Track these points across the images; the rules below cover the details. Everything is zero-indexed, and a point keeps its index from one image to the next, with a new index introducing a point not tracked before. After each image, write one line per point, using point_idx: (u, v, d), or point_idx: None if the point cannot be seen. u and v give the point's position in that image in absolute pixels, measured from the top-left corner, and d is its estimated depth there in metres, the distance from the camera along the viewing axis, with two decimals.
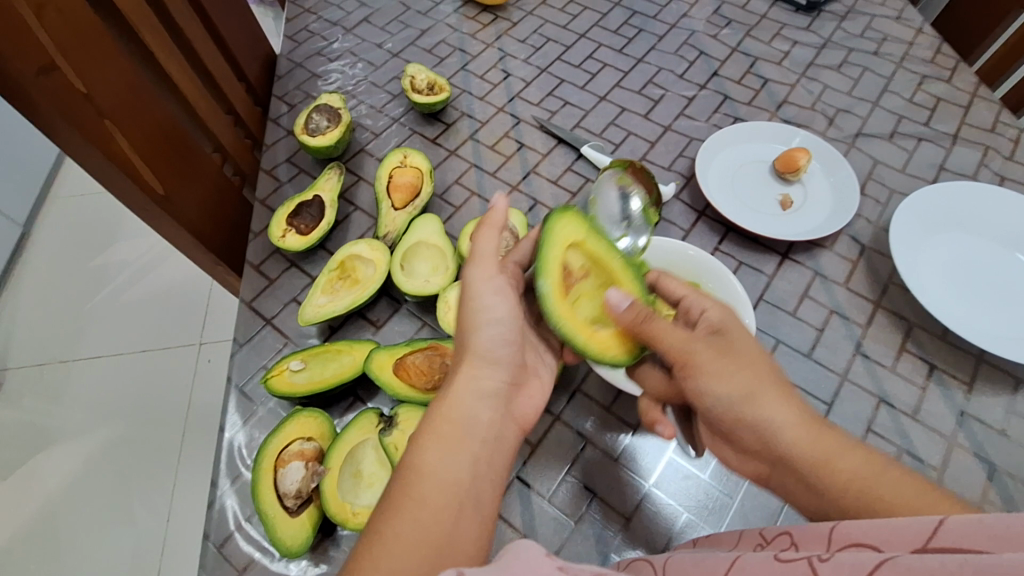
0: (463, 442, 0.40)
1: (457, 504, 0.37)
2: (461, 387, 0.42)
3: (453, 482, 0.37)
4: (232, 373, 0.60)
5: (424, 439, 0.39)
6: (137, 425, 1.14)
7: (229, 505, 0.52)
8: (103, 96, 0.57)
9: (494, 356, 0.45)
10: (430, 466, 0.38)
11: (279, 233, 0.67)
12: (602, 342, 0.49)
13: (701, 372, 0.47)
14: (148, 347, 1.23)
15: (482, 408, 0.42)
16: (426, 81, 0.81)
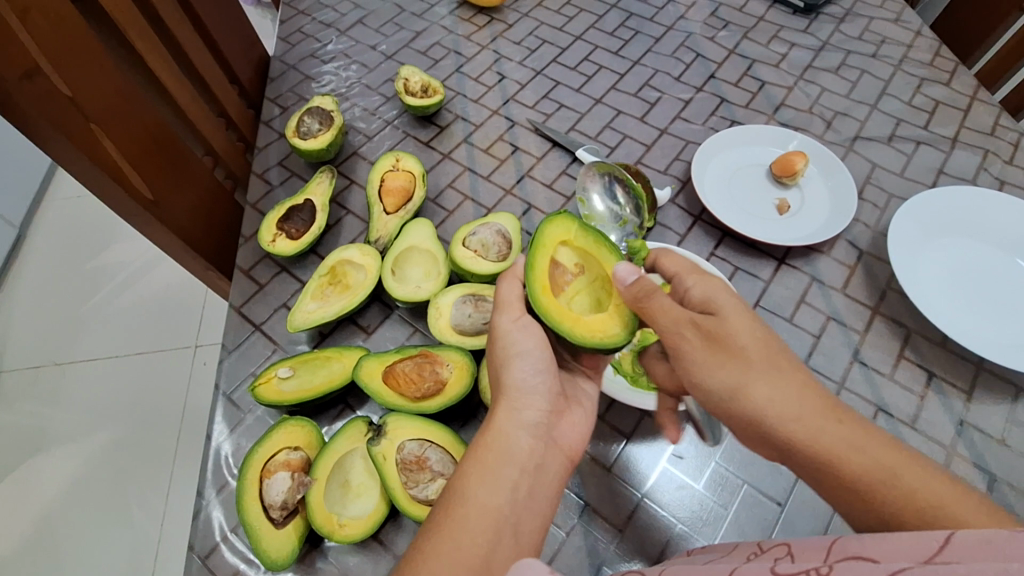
0: (503, 468, 0.40)
1: (495, 531, 0.38)
2: (500, 416, 0.43)
3: (490, 510, 0.38)
4: (220, 381, 0.59)
5: (464, 466, 0.41)
6: (132, 429, 1.13)
7: (215, 515, 0.51)
8: (90, 101, 0.56)
9: (528, 389, 0.44)
10: (468, 493, 0.39)
11: (269, 237, 0.66)
12: (593, 328, 0.46)
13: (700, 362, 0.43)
14: (142, 348, 1.22)
15: (523, 435, 0.43)
16: (420, 83, 0.80)
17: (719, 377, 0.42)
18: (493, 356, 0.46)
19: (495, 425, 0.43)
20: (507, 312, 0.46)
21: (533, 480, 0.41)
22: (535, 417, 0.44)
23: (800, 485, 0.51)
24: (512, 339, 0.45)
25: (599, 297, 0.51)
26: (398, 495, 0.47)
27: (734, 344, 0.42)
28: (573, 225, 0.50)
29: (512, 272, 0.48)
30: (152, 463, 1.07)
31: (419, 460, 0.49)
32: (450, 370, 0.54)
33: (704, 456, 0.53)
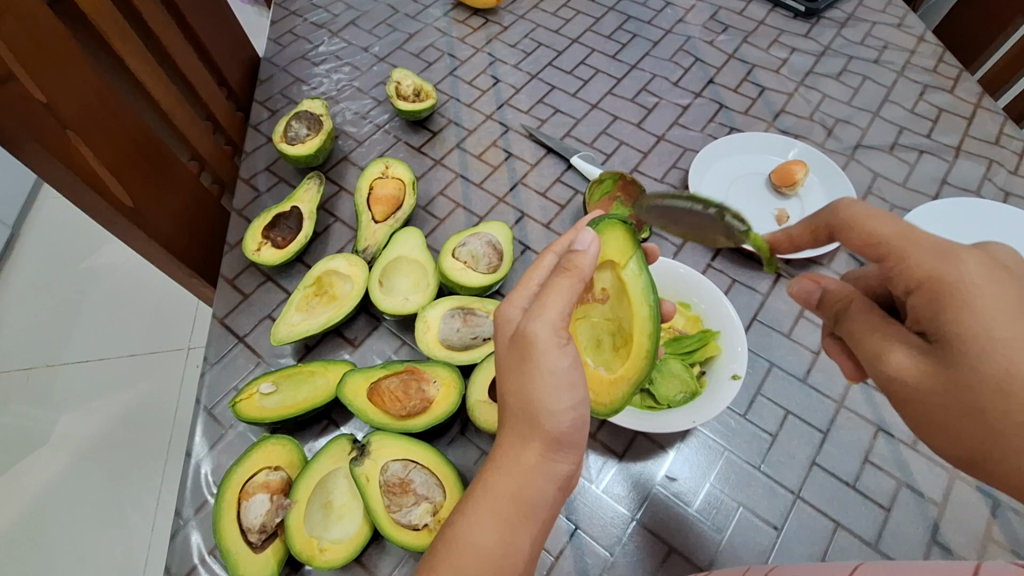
0: (525, 523, 0.37)
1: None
2: (528, 464, 0.37)
3: (506, 565, 0.36)
4: (201, 395, 0.57)
5: (475, 511, 0.37)
6: (121, 428, 1.06)
7: (193, 538, 0.49)
8: (67, 108, 0.54)
9: (566, 436, 0.38)
10: (482, 546, 0.35)
11: (253, 246, 0.64)
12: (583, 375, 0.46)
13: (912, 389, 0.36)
14: (140, 351, 1.15)
15: (551, 482, 0.38)
16: (412, 87, 0.78)
17: (942, 411, 0.35)
18: (525, 386, 0.38)
19: (523, 471, 0.37)
20: (551, 338, 0.38)
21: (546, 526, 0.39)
22: (569, 464, 0.39)
23: (797, 508, 0.50)
24: (559, 374, 0.38)
25: (602, 335, 0.51)
26: (380, 519, 0.46)
27: (956, 372, 0.34)
28: (627, 251, 0.45)
29: (580, 270, 0.39)
30: (142, 466, 1.01)
31: (402, 482, 0.47)
32: (436, 388, 0.52)
33: (699, 477, 0.52)
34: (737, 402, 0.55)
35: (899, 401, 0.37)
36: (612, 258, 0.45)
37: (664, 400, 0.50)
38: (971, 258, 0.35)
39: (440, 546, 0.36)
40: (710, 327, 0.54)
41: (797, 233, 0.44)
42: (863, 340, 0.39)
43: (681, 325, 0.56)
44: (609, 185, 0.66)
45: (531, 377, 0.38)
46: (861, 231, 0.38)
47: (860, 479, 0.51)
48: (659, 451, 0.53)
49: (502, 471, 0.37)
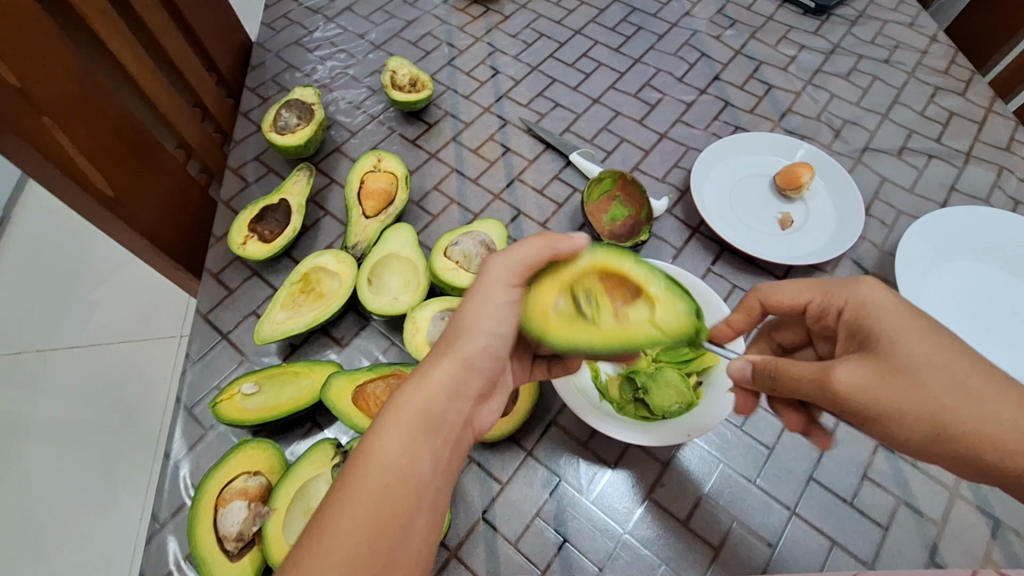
0: (431, 439, 0.34)
1: (410, 502, 0.32)
2: (440, 376, 0.36)
3: (413, 475, 0.32)
4: (181, 394, 0.55)
5: (387, 423, 0.34)
6: (110, 413, 1.03)
7: (170, 542, 0.48)
8: (44, 93, 0.52)
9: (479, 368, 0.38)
10: (389, 458, 0.33)
11: (239, 239, 0.62)
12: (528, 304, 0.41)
13: (889, 399, 0.35)
14: (130, 338, 1.12)
15: (455, 403, 0.36)
16: (408, 76, 0.75)
17: (898, 400, 0.35)
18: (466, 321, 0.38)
19: (437, 385, 0.35)
20: (509, 278, 0.39)
21: (456, 455, 0.36)
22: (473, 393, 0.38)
23: (793, 524, 0.48)
24: (496, 305, 0.39)
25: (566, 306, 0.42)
26: None
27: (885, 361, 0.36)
28: (671, 330, 0.41)
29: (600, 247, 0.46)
30: (134, 453, 0.98)
31: None
32: None
33: (693, 489, 0.50)
34: (734, 412, 0.53)
35: (880, 415, 0.35)
36: (655, 298, 0.42)
37: (659, 411, 0.48)
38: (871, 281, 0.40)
39: (345, 467, 0.33)
40: None
41: (734, 316, 0.47)
42: (804, 368, 0.38)
43: None
44: (608, 184, 0.64)
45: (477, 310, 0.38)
46: (779, 298, 0.45)
47: (858, 495, 0.50)
48: (653, 462, 0.51)
49: (412, 387, 0.35)
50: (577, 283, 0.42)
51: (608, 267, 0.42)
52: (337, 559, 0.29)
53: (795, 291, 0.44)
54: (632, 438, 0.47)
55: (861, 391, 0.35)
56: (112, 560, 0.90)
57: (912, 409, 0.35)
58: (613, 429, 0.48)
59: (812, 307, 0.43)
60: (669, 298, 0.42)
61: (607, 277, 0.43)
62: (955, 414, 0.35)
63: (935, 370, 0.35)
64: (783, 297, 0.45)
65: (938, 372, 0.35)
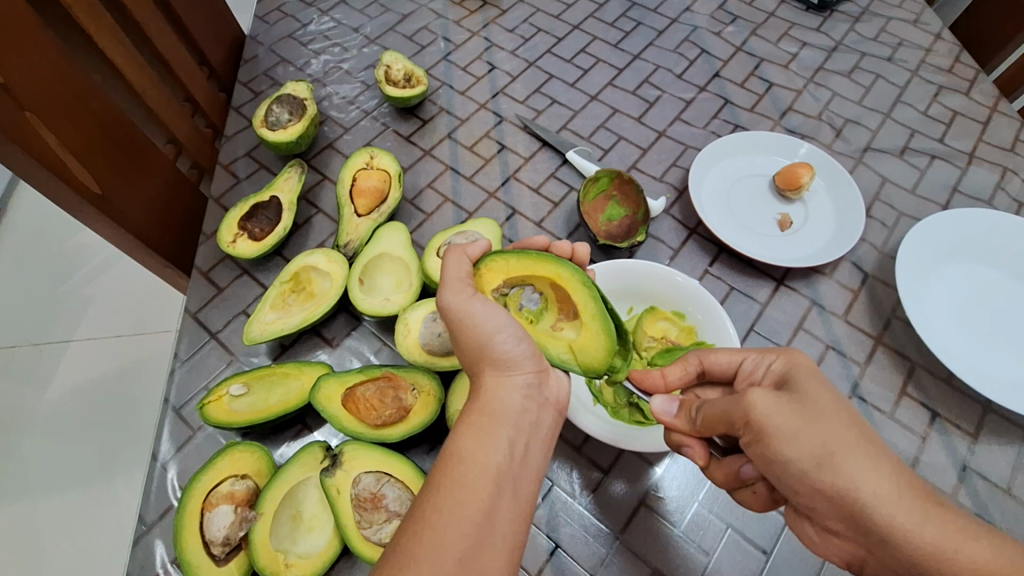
0: (498, 428, 0.36)
1: (495, 488, 0.34)
2: (487, 385, 0.38)
3: (486, 466, 0.34)
4: (169, 395, 0.54)
5: (462, 428, 0.36)
6: (106, 407, 1.01)
7: (157, 546, 0.47)
8: (29, 89, 0.51)
9: (514, 359, 0.39)
10: (468, 454, 0.35)
11: (228, 237, 0.61)
12: (477, 277, 0.45)
13: (787, 431, 0.36)
14: (127, 333, 1.10)
15: (514, 390, 0.38)
16: (402, 71, 0.74)
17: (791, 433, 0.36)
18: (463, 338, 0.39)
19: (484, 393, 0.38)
20: (460, 295, 0.40)
21: (531, 433, 0.37)
22: (529, 373, 0.39)
23: (788, 531, 0.48)
24: (476, 315, 0.39)
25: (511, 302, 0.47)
26: (350, 536, 0.43)
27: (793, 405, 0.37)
28: (581, 355, 0.43)
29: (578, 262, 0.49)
30: (131, 447, 0.97)
31: (375, 497, 0.44)
32: (414, 396, 0.50)
33: (687, 494, 0.49)
34: None
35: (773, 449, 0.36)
36: (584, 325, 0.43)
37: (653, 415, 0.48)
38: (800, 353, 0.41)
39: (432, 472, 0.35)
40: (704, 340, 0.52)
41: (670, 368, 0.47)
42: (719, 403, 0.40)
43: (674, 336, 0.54)
44: (604, 183, 0.63)
45: (462, 329, 0.40)
46: (715, 359, 0.45)
47: None
48: (646, 467, 0.51)
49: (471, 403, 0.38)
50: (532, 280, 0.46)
51: (559, 281, 0.44)
52: (445, 555, 0.31)
53: (733, 352, 0.44)
54: (629, 443, 0.46)
55: (765, 422, 0.36)
56: (109, 556, 0.88)
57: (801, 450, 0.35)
58: (607, 435, 0.46)
59: (745, 367, 0.42)
60: (589, 325, 0.42)
61: (558, 289, 0.45)
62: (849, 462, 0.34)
63: (838, 422, 0.35)
64: (722, 355, 0.44)
65: (839, 423, 0.36)
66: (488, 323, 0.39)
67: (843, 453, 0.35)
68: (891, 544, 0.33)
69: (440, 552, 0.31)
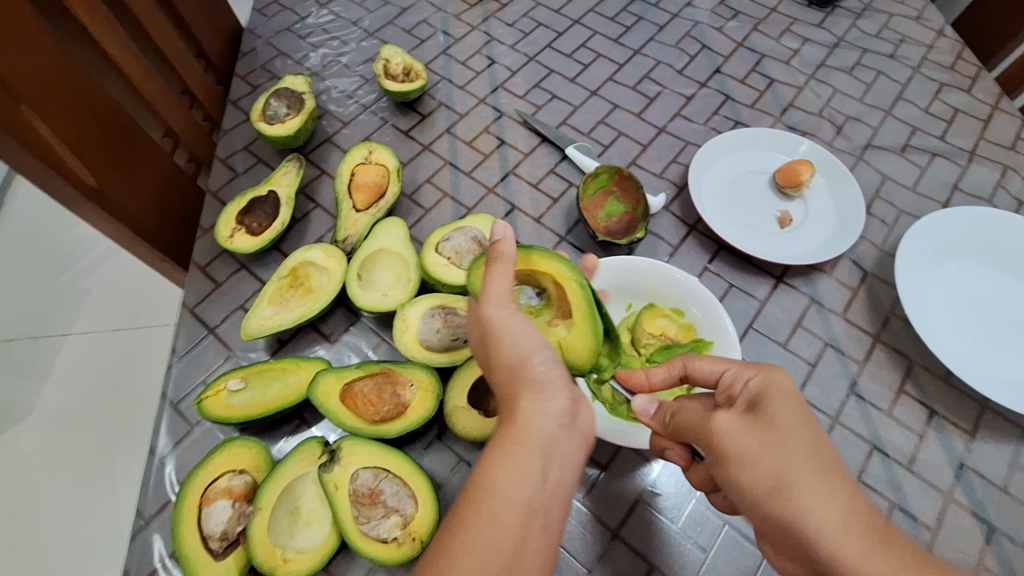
0: (530, 458, 0.36)
1: (524, 522, 0.34)
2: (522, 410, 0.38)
3: (517, 499, 0.34)
4: (167, 389, 0.54)
5: (493, 456, 0.36)
6: (103, 401, 1.01)
7: (155, 540, 0.47)
8: (23, 81, 0.51)
9: (551, 386, 0.38)
10: (500, 485, 0.35)
11: (226, 232, 0.60)
12: (488, 259, 0.46)
13: (749, 453, 0.36)
14: (125, 326, 1.10)
15: (549, 418, 0.37)
16: (401, 65, 0.73)
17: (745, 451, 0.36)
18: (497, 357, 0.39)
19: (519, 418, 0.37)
20: (501, 310, 0.39)
21: (562, 463, 0.37)
22: (564, 402, 0.38)
23: None
24: (516, 336, 0.39)
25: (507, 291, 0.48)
26: (347, 531, 0.43)
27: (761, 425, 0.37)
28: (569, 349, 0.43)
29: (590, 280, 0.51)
30: (129, 440, 0.97)
31: (372, 493, 0.45)
32: (412, 392, 0.50)
33: (684, 492, 0.49)
34: None
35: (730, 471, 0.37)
36: (574, 322, 0.43)
37: None
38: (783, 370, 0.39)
39: (461, 500, 0.35)
40: (703, 337, 0.52)
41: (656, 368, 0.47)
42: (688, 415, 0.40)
43: (673, 333, 0.54)
44: (604, 179, 0.63)
45: (495, 344, 0.40)
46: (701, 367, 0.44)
47: None
48: (644, 463, 0.51)
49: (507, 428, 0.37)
50: (535, 276, 0.46)
51: (558, 279, 0.44)
52: None
53: (716, 363, 0.43)
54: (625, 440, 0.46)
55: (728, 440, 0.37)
56: (107, 548, 0.88)
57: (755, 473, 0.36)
58: (604, 431, 0.47)
59: (726, 377, 0.41)
60: (580, 323, 0.42)
61: (557, 286, 0.45)
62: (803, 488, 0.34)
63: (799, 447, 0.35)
64: (705, 364, 0.43)
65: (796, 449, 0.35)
66: (526, 342, 0.39)
67: (800, 483, 0.35)
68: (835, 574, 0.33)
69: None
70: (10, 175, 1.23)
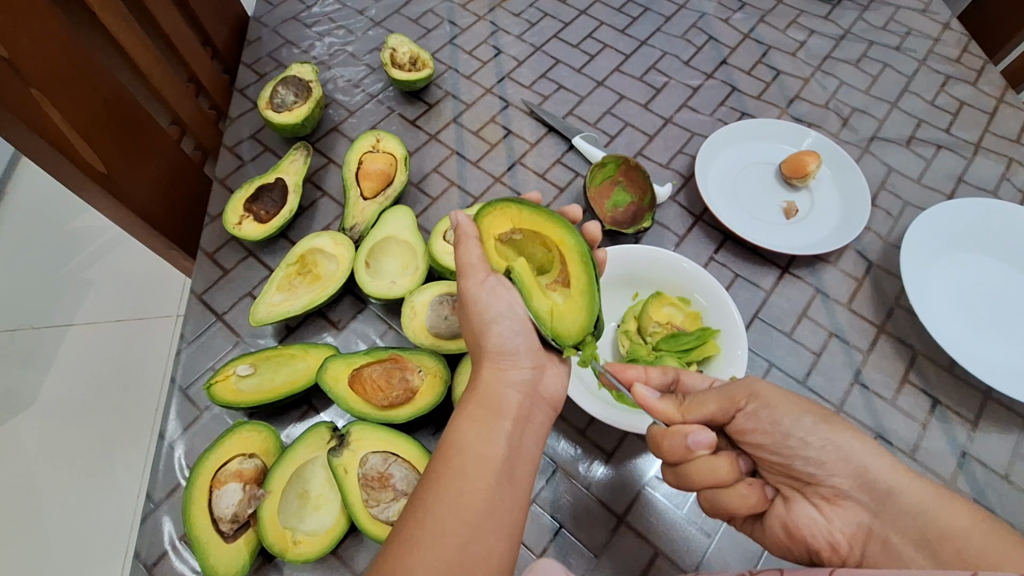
0: (496, 421, 0.37)
1: (495, 477, 0.34)
2: (485, 375, 0.39)
3: (484, 455, 0.35)
4: (176, 374, 0.55)
5: (461, 418, 0.37)
6: (108, 390, 1.02)
7: (165, 523, 0.48)
8: (33, 66, 0.51)
9: (514, 352, 0.40)
10: (469, 443, 0.35)
11: (234, 219, 0.60)
12: (493, 212, 0.45)
13: (787, 403, 0.40)
14: (127, 317, 1.10)
15: (512, 384, 0.39)
16: (408, 54, 0.73)
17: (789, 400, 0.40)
18: (469, 320, 0.41)
19: (485, 384, 0.39)
20: (475, 273, 0.42)
21: (528, 428, 0.38)
22: (528, 369, 0.40)
23: None
24: (486, 299, 0.41)
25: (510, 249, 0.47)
26: (357, 513, 0.44)
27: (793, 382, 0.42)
28: (563, 316, 0.41)
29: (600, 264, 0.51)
30: (134, 429, 0.98)
31: (382, 477, 0.45)
32: (420, 377, 0.50)
33: None
34: None
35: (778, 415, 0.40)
36: (574, 294, 0.42)
37: None
38: None
39: (431, 462, 0.35)
40: (709, 326, 0.52)
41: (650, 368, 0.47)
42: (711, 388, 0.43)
43: (679, 322, 0.53)
44: (611, 169, 0.63)
45: (467, 313, 0.42)
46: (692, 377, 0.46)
47: None
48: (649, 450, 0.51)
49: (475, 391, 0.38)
50: (541, 237, 0.45)
51: (561, 248, 0.44)
52: (446, 540, 0.32)
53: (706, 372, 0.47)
54: (631, 424, 0.46)
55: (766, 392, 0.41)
56: (113, 536, 0.89)
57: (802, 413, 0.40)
58: (611, 417, 0.47)
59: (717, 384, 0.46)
60: (577, 296, 0.42)
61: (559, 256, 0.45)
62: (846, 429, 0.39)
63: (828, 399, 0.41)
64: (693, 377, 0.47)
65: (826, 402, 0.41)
66: (497, 306, 0.41)
67: (839, 420, 0.40)
68: (896, 497, 0.36)
69: (441, 538, 0.32)
70: (11, 166, 1.23)
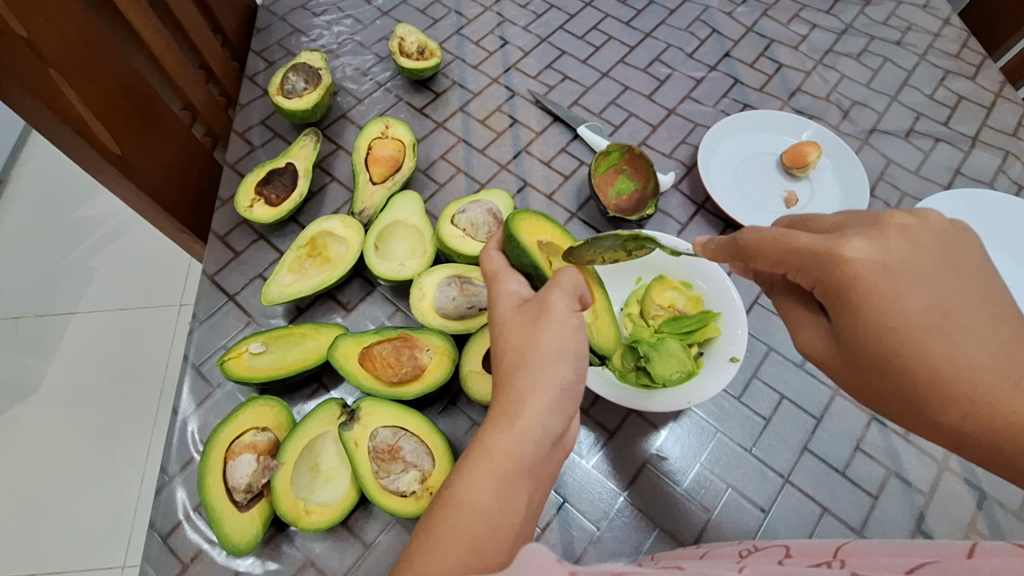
0: (522, 482, 0.34)
1: (510, 540, 0.33)
2: (529, 412, 0.35)
3: (506, 517, 0.33)
4: (189, 352, 0.56)
5: (483, 463, 0.34)
6: (113, 375, 1.03)
7: (179, 495, 0.49)
8: (51, 46, 0.52)
9: (564, 400, 0.36)
10: (493, 499, 0.33)
11: (246, 202, 0.62)
12: (529, 223, 0.51)
13: (846, 355, 0.36)
14: (131, 305, 1.11)
15: (547, 432, 0.35)
16: (416, 43, 0.74)
17: (860, 350, 0.35)
18: (529, 339, 0.38)
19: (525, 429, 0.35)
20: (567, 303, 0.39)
21: (539, 481, 0.36)
22: (562, 419, 0.36)
23: (784, 492, 0.50)
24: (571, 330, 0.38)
25: None
26: (368, 485, 0.45)
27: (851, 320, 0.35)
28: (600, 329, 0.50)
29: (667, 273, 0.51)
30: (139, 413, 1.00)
31: (392, 449, 0.47)
32: (429, 356, 0.51)
33: (690, 457, 0.51)
34: (734, 384, 0.55)
35: (837, 380, 0.38)
36: (600, 314, 0.51)
37: (660, 379, 0.49)
38: (854, 241, 0.34)
39: (437, 505, 0.34)
40: (710, 309, 0.53)
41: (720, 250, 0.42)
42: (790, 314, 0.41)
43: (681, 305, 0.55)
44: (615, 158, 0.64)
45: (537, 328, 0.38)
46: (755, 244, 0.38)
47: (850, 466, 0.51)
48: (651, 429, 0.53)
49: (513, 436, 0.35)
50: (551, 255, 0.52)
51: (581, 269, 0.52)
52: None
53: (806, 235, 0.36)
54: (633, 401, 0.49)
55: (822, 353, 0.38)
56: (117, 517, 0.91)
57: (858, 359, 0.35)
58: (613, 395, 0.49)
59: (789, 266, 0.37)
60: (603, 313, 0.51)
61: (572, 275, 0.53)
62: (941, 365, 0.32)
63: (915, 321, 0.33)
64: (762, 257, 0.38)
65: (906, 315, 0.33)
66: (570, 343, 0.38)
67: (930, 342, 0.33)
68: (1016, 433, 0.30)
69: None
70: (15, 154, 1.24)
